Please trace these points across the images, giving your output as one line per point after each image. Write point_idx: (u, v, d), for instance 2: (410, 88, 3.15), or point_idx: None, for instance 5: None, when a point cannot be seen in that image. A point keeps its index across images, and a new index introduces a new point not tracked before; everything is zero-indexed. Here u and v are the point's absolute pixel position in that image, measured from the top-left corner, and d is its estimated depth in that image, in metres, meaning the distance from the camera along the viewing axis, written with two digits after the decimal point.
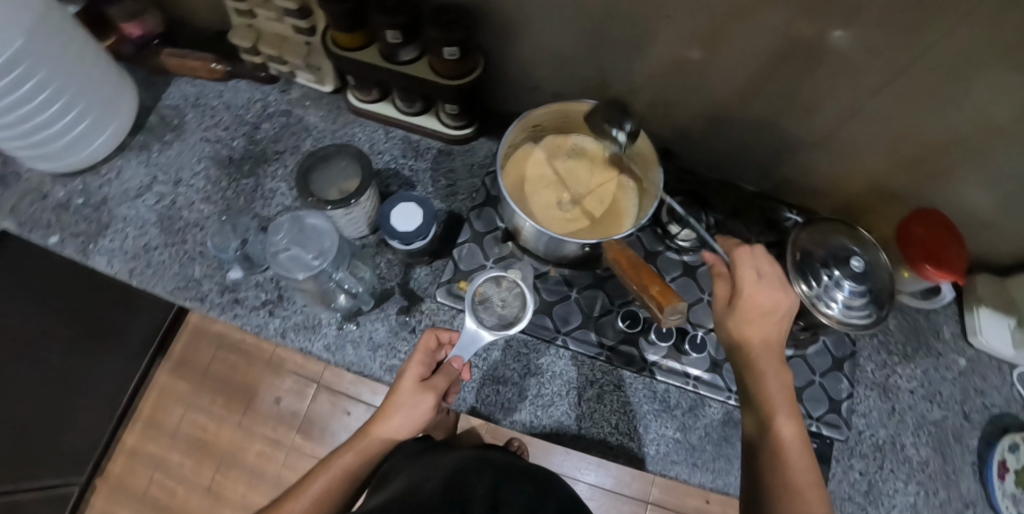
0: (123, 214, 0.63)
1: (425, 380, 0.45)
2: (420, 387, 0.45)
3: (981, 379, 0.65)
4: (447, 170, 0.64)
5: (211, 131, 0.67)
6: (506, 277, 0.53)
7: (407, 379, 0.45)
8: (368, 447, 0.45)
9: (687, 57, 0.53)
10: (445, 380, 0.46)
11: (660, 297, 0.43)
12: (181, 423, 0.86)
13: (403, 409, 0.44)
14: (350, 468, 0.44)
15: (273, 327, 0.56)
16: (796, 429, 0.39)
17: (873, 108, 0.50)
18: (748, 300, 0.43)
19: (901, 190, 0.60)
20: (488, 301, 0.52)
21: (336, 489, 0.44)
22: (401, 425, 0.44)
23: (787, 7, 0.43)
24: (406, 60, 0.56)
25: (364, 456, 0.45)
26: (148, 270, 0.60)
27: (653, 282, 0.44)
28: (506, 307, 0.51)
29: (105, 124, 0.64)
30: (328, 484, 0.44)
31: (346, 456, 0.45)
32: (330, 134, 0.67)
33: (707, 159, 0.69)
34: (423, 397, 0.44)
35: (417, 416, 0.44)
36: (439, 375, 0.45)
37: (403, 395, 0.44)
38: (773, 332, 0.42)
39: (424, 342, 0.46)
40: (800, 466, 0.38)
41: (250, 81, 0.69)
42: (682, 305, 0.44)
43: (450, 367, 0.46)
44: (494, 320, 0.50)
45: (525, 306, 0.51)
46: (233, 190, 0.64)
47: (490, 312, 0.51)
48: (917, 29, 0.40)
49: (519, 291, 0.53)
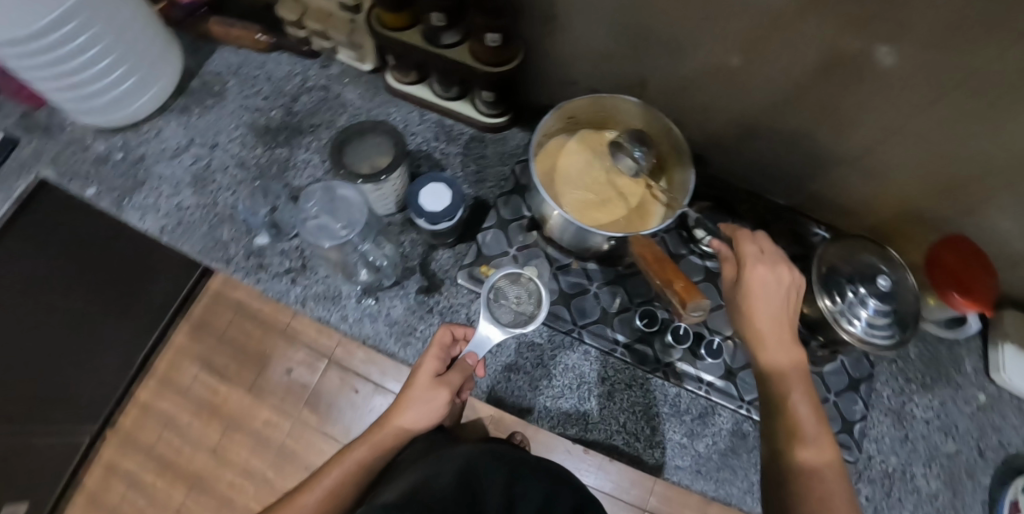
0: (158, 173, 0.65)
1: (440, 375, 0.45)
2: (434, 383, 0.44)
3: (1000, 417, 0.63)
4: (478, 157, 0.65)
5: (251, 99, 0.68)
6: (523, 275, 0.53)
7: (421, 375, 0.44)
8: (383, 441, 0.44)
9: (728, 63, 0.53)
10: (460, 376, 0.45)
11: (683, 293, 0.46)
12: (194, 383, 0.76)
13: (416, 405, 0.44)
14: (364, 461, 0.44)
15: (294, 294, 0.57)
16: (808, 398, 0.40)
17: (914, 129, 0.49)
18: (752, 276, 0.43)
19: (935, 216, 0.59)
20: (504, 298, 0.52)
21: (350, 482, 0.43)
22: (415, 420, 0.43)
23: (832, 20, 0.43)
24: (449, 44, 0.57)
25: (379, 449, 0.44)
26: (179, 229, 0.61)
27: (676, 277, 0.47)
28: (520, 305, 0.51)
29: (149, 84, 0.66)
30: (343, 476, 0.44)
31: (359, 449, 0.44)
32: (366, 111, 0.68)
33: (739, 168, 0.69)
34: (438, 392, 0.44)
35: (431, 413, 0.43)
36: (453, 372, 0.45)
37: (416, 389, 0.44)
38: (779, 310, 0.43)
39: (439, 337, 0.45)
40: (815, 436, 0.38)
41: (291, 55, 0.71)
42: (705, 302, 0.46)
43: (463, 364, 0.46)
44: (509, 318, 0.50)
45: (540, 306, 0.51)
46: (267, 158, 0.65)
47: (504, 309, 0.51)
48: (966, 52, 0.39)
49: (536, 287, 0.52)
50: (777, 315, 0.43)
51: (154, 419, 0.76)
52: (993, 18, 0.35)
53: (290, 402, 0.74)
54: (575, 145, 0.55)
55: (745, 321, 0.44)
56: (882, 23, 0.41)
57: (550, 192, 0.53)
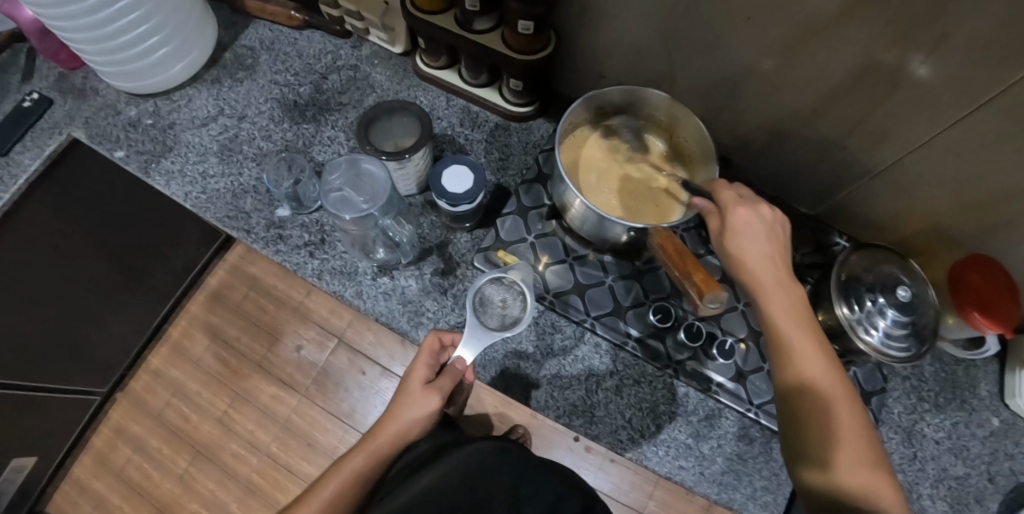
0: (187, 141, 0.66)
1: (431, 381, 0.44)
2: (426, 388, 0.43)
3: (1014, 444, 0.62)
4: (502, 144, 0.65)
5: (281, 75, 0.69)
6: (506, 277, 0.53)
7: (413, 381, 0.44)
8: (379, 450, 0.41)
9: (761, 64, 0.52)
10: (451, 381, 0.44)
11: (702, 285, 0.46)
12: (206, 353, 0.78)
13: (408, 412, 0.42)
14: (360, 472, 0.40)
15: (311, 267, 0.58)
16: (818, 351, 0.38)
17: (947, 142, 0.49)
18: (734, 222, 0.41)
19: (961, 234, 0.58)
20: (489, 301, 0.52)
21: (347, 495, 0.40)
22: (410, 428, 0.41)
23: (870, 26, 0.42)
24: (480, 30, 0.58)
25: (376, 458, 0.41)
26: (203, 196, 0.62)
27: (696, 270, 0.47)
28: (507, 308, 0.51)
29: (185, 53, 0.67)
30: (337, 492, 0.40)
31: (356, 459, 0.41)
32: (394, 93, 0.68)
33: (764, 174, 0.68)
34: (432, 397, 0.43)
35: (422, 415, 0.42)
36: (445, 376, 0.44)
37: (408, 396, 0.43)
38: (773, 259, 0.40)
39: (429, 342, 0.45)
40: (829, 389, 0.37)
41: (323, 33, 0.71)
42: (721, 296, 0.46)
43: (454, 368, 0.45)
44: (497, 322, 0.50)
45: (526, 308, 0.51)
46: (293, 132, 0.66)
47: (491, 313, 0.51)
48: (1005, 65, 0.39)
49: (520, 290, 0.52)
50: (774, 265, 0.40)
51: (162, 385, 0.77)
52: None
53: (299, 378, 0.75)
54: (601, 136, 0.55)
55: (736, 269, 0.41)
56: (924, 29, 0.40)
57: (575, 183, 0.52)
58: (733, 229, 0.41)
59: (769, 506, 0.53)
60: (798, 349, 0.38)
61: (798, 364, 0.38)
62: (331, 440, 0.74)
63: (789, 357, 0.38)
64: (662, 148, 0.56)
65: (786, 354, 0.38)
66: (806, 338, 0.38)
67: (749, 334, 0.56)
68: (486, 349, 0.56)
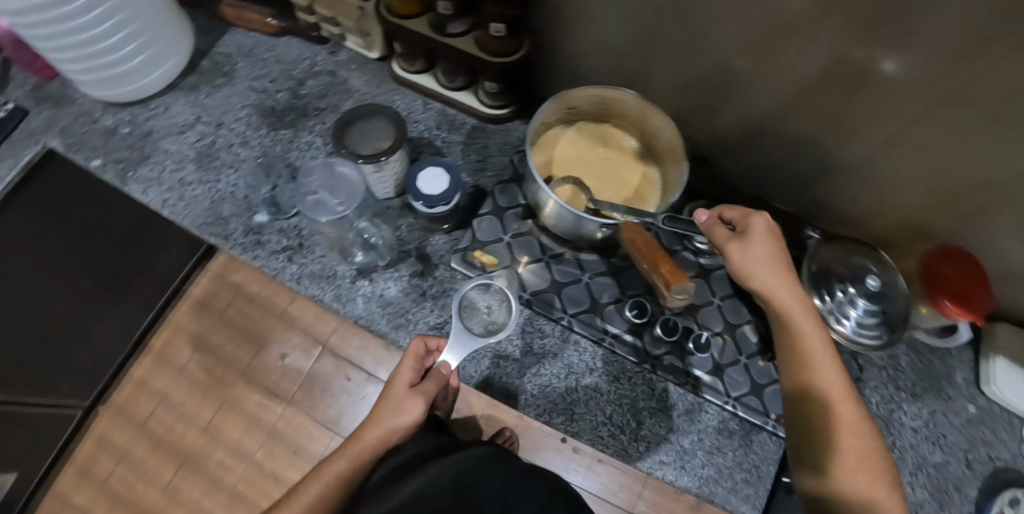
0: (164, 147, 0.65)
1: (415, 386, 0.45)
2: (410, 393, 0.44)
3: (989, 431, 0.64)
4: (480, 146, 0.66)
5: (259, 81, 0.69)
6: (493, 284, 0.54)
7: (397, 385, 0.45)
8: (361, 454, 0.42)
9: (732, 63, 0.53)
10: (435, 386, 0.45)
11: (670, 276, 0.48)
12: (190, 362, 0.79)
13: (394, 415, 0.43)
14: (343, 474, 0.42)
15: (290, 271, 0.58)
16: (831, 363, 0.41)
17: (913, 136, 0.50)
18: (753, 241, 0.43)
19: (932, 226, 0.59)
20: (474, 307, 0.53)
21: (330, 497, 0.41)
22: (392, 431, 0.42)
23: (835, 23, 0.43)
24: (455, 33, 0.59)
25: (357, 462, 0.42)
26: (180, 203, 0.62)
27: (664, 262, 0.49)
28: (493, 314, 0.53)
29: (164, 59, 0.67)
30: (321, 492, 0.41)
31: (339, 462, 0.42)
32: (372, 97, 0.69)
33: (740, 171, 0.69)
34: (415, 400, 0.43)
35: (405, 421, 0.42)
36: (428, 382, 0.45)
37: (391, 400, 0.44)
38: (791, 278, 0.42)
39: (414, 347, 0.46)
40: (839, 397, 0.41)
41: (301, 39, 0.72)
42: (689, 286, 0.48)
43: (438, 373, 0.46)
44: (481, 328, 0.51)
45: (510, 314, 0.53)
46: (271, 138, 0.66)
47: (476, 318, 0.52)
48: (962, 60, 0.40)
49: (505, 297, 0.54)
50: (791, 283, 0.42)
51: (148, 395, 0.79)
52: (995, 25, 0.36)
53: (284, 385, 0.74)
54: (573, 136, 0.56)
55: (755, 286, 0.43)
56: (886, 26, 0.41)
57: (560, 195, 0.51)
58: (751, 248, 0.42)
59: (750, 499, 0.53)
60: (816, 364, 0.41)
61: (813, 374, 0.42)
62: (317, 446, 0.74)
63: (806, 368, 0.42)
64: (635, 146, 0.56)
65: (804, 366, 0.42)
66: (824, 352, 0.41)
67: (726, 328, 0.56)
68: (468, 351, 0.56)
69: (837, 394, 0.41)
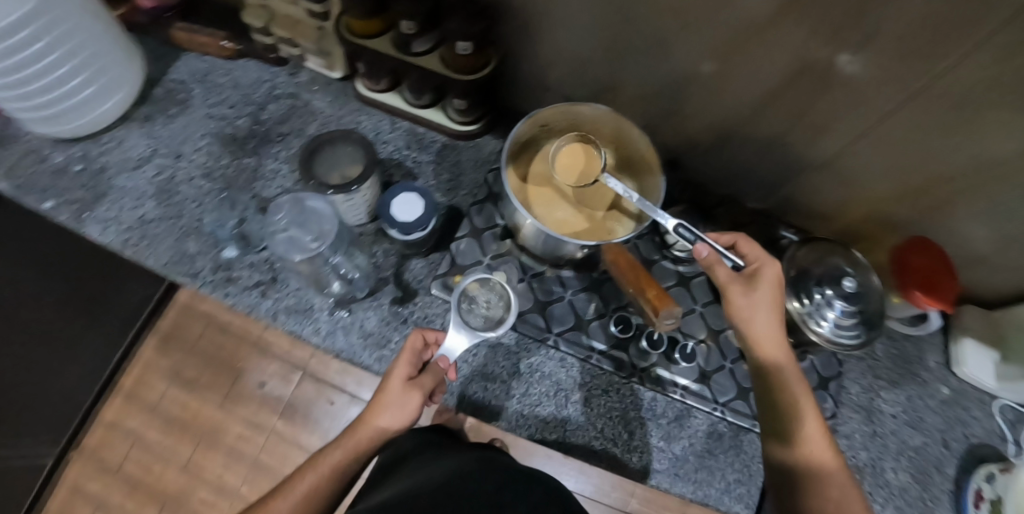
0: (121, 185, 0.62)
1: (413, 379, 0.41)
2: (408, 386, 0.40)
3: (963, 410, 0.66)
4: (452, 164, 0.65)
5: (217, 108, 0.67)
6: (492, 278, 0.53)
7: (394, 379, 0.41)
8: (357, 447, 0.39)
9: (699, 70, 0.53)
10: (433, 381, 0.42)
11: (655, 301, 0.46)
12: (163, 399, 0.73)
13: (390, 408, 0.39)
14: (338, 467, 0.39)
15: (264, 307, 0.56)
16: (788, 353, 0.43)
17: (878, 135, 0.51)
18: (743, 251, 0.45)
19: (900, 220, 0.61)
20: (473, 301, 0.52)
21: (323, 489, 0.38)
22: (388, 425, 0.39)
23: (804, 24, 0.43)
24: (419, 52, 0.57)
25: (353, 454, 0.39)
26: (142, 242, 0.59)
27: (650, 286, 0.48)
28: (491, 309, 0.51)
29: (114, 90, 0.64)
30: (315, 485, 0.38)
31: (334, 453, 0.39)
32: (337, 119, 0.67)
33: (712, 174, 0.70)
34: (413, 394, 0.40)
35: (406, 416, 0.39)
36: (428, 374, 0.41)
37: (390, 394, 0.40)
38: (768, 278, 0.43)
39: (413, 338, 0.43)
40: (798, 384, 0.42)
41: (259, 62, 0.70)
42: (677, 311, 0.46)
43: (437, 366, 0.43)
44: (480, 322, 0.50)
45: (509, 309, 0.52)
46: (234, 167, 0.64)
47: (476, 313, 0.51)
48: (924, 59, 0.41)
49: (504, 291, 0.53)
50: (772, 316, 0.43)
51: (122, 435, 0.72)
52: (960, 23, 0.37)
53: (264, 414, 0.73)
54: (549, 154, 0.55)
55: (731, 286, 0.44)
56: (850, 30, 0.42)
57: (567, 158, 0.51)
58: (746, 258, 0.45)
59: (743, 498, 0.54)
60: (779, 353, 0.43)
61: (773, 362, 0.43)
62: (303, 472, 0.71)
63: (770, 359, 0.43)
64: (610, 159, 0.56)
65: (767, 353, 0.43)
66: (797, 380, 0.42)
67: (710, 335, 0.57)
68: (456, 376, 0.55)
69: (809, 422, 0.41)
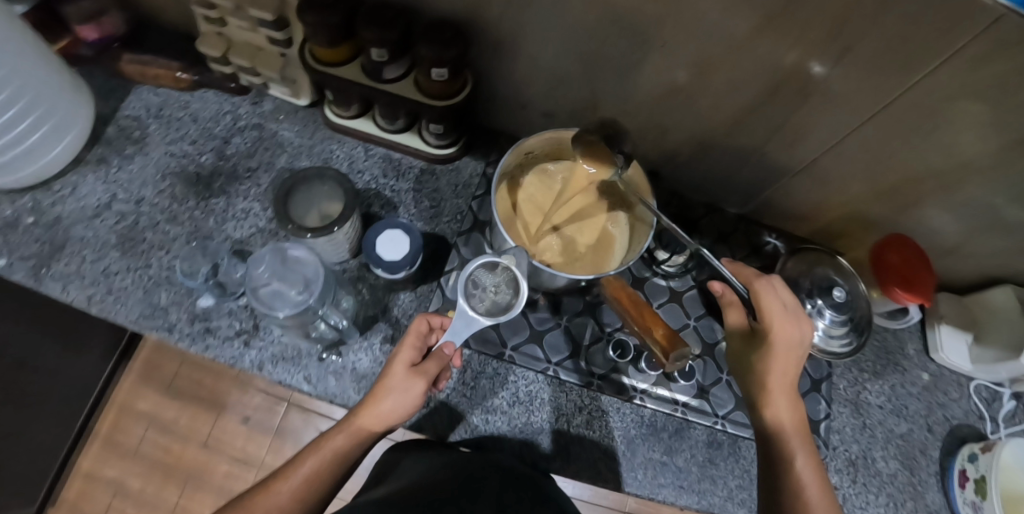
0: (79, 236, 0.58)
1: (416, 365, 0.43)
2: (411, 372, 0.42)
3: (943, 393, 0.69)
4: (432, 191, 0.63)
5: (177, 145, 0.63)
6: (500, 262, 0.48)
7: (398, 365, 0.42)
8: (360, 432, 0.41)
9: (679, 85, 0.53)
10: (437, 367, 0.43)
11: (665, 344, 0.48)
12: (142, 443, 0.86)
13: (394, 394, 0.41)
14: (341, 450, 0.41)
15: (248, 359, 0.53)
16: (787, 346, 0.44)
17: (855, 142, 0.52)
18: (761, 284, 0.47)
19: (876, 218, 0.62)
20: (480, 285, 0.48)
21: (326, 472, 0.40)
22: (392, 410, 0.41)
23: (780, 40, 0.43)
24: (391, 78, 0.55)
25: (356, 439, 0.41)
26: (109, 297, 0.55)
27: (656, 325, 0.49)
28: (498, 294, 0.48)
29: (63, 133, 0.59)
30: (317, 467, 0.40)
31: (337, 438, 0.41)
32: (307, 149, 0.64)
33: (692, 183, 0.70)
34: (415, 381, 0.42)
35: (409, 404, 0.41)
36: (430, 361, 0.43)
37: (393, 379, 0.42)
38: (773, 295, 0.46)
39: (416, 325, 0.44)
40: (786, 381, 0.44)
41: (217, 91, 0.66)
42: (684, 349, 0.48)
43: (440, 353, 0.44)
44: (484, 308, 0.46)
45: (518, 295, 0.48)
46: (202, 209, 0.60)
47: (480, 298, 0.47)
48: (901, 69, 0.41)
49: (513, 276, 0.48)
50: (782, 365, 0.44)
51: (99, 482, 0.85)
52: (939, 35, 0.37)
53: None
54: (533, 182, 0.54)
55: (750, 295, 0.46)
56: (827, 44, 0.42)
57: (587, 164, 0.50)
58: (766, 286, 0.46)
59: (746, 503, 0.55)
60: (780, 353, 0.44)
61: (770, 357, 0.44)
62: None
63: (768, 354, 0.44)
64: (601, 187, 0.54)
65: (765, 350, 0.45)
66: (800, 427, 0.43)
67: (704, 348, 0.57)
68: (449, 408, 0.54)
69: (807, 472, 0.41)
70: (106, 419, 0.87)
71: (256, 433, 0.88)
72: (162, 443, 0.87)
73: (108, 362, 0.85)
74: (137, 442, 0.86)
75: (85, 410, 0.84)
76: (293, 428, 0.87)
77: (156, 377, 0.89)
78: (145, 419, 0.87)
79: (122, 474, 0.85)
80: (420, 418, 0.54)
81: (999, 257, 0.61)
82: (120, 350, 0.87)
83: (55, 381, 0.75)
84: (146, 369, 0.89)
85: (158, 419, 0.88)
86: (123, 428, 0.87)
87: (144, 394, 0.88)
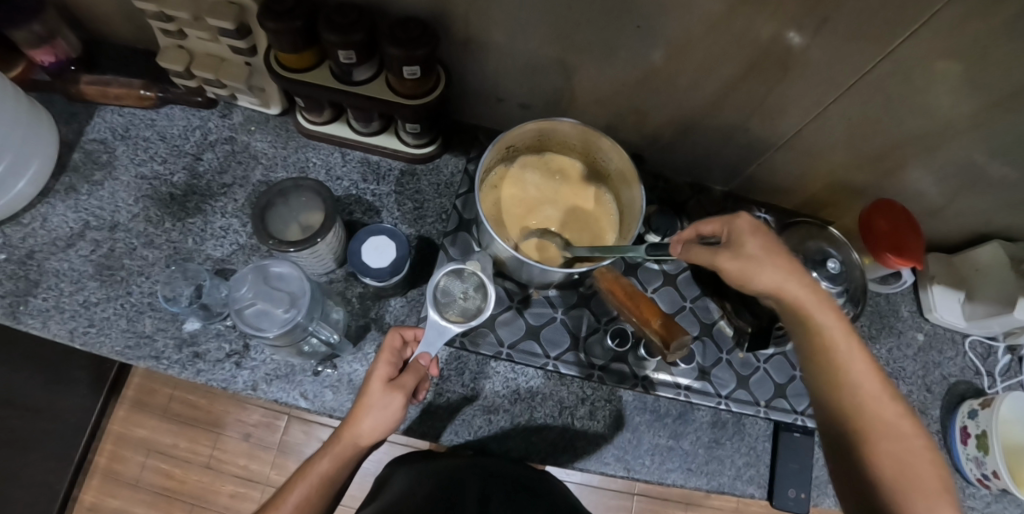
0: (54, 269, 0.56)
1: (393, 379, 0.40)
2: (388, 387, 0.40)
3: (938, 352, 0.70)
4: (414, 192, 0.62)
5: (147, 166, 0.61)
6: (466, 268, 0.47)
7: (373, 381, 0.40)
8: (344, 453, 0.40)
9: (656, 65, 0.52)
10: (415, 378, 0.41)
11: (664, 330, 0.48)
12: (143, 471, 0.85)
13: (373, 416, 0.39)
14: (327, 475, 0.40)
15: (242, 380, 0.53)
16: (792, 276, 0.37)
17: (837, 112, 0.51)
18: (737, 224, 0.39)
19: (861, 186, 0.62)
20: (449, 294, 0.47)
21: (315, 497, 0.39)
22: (373, 428, 0.39)
23: (756, 13, 0.42)
24: (362, 80, 0.53)
25: (341, 460, 0.40)
26: (91, 330, 0.54)
27: (654, 315, 0.50)
28: (468, 300, 0.47)
29: (26, 164, 0.56)
30: (307, 494, 0.39)
31: (321, 462, 0.40)
32: (282, 160, 0.63)
33: (676, 163, 0.69)
34: (394, 395, 0.39)
35: (389, 421, 0.39)
36: (408, 373, 0.40)
37: (369, 396, 0.39)
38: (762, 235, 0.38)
39: (389, 340, 0.42)
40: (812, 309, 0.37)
41: (184, 107, 0.64)
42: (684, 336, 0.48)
43: (416, 364, 0.42)
44: (458, 314, 0.45)
45: (487, 299, 0.46)
46: (179, 231, 0.59)
47: (453, 305, 0.46)
48: (882, 36, 0.40)
49: (481, 280, 0.47)
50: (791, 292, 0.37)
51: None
52: None
53: None
54: (516, 175, 0.54)
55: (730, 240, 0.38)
56: (805, 14, 0.41)
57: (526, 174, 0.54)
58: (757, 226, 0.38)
59: (754, 479, 0.56)
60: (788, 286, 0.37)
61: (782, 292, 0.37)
62: None
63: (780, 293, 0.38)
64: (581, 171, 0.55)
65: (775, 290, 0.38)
66: (849, 342, 0.37)
67: (703, 329, 0.57)
68: (452, 413, 0.54)
69: (870, 383, 0.37)
70: (104, 449, 0.86)
71: (257, 451, 0.86)
72: (162, 469, 0.86)
73: (98, 395, 0.83)
74: (137, 470, 0.85)
75: (81, 443, 0.83)
76: (296, 441, 0.86)
77: (150, 402, 0.87)
78: (143, 446, 0.86)
79: (125, 504, 0.84)
80: (422, 425, 0.53)
81: (984, 214, 0.61)
82: (110, 383, 0.85)
83: (44, 419, 0.74)
84: (139, 396, 0.88)
85: (157, 445, 0.86)
86: (122, 457, 0.85)
87: (140, 421, 0.87)
